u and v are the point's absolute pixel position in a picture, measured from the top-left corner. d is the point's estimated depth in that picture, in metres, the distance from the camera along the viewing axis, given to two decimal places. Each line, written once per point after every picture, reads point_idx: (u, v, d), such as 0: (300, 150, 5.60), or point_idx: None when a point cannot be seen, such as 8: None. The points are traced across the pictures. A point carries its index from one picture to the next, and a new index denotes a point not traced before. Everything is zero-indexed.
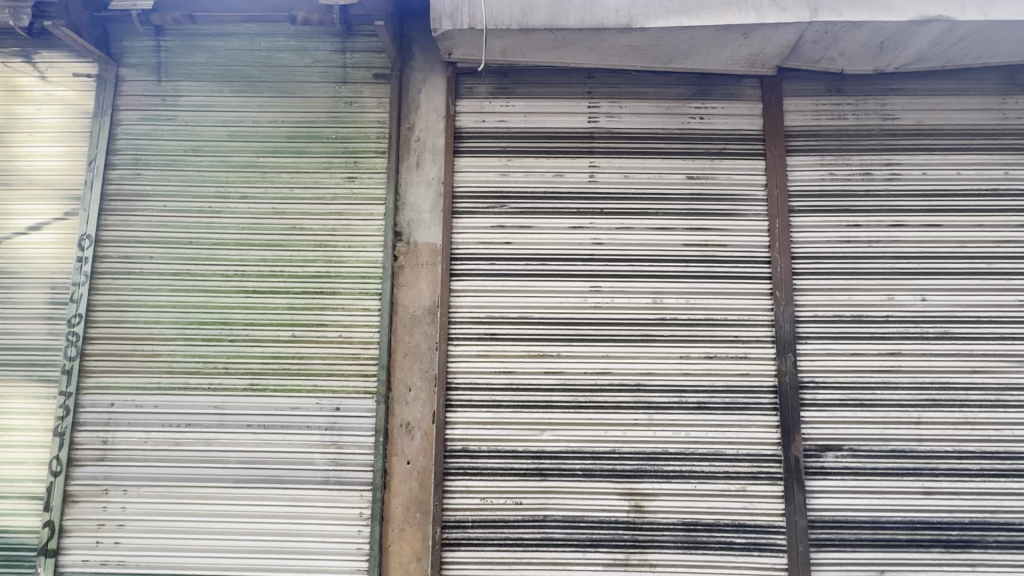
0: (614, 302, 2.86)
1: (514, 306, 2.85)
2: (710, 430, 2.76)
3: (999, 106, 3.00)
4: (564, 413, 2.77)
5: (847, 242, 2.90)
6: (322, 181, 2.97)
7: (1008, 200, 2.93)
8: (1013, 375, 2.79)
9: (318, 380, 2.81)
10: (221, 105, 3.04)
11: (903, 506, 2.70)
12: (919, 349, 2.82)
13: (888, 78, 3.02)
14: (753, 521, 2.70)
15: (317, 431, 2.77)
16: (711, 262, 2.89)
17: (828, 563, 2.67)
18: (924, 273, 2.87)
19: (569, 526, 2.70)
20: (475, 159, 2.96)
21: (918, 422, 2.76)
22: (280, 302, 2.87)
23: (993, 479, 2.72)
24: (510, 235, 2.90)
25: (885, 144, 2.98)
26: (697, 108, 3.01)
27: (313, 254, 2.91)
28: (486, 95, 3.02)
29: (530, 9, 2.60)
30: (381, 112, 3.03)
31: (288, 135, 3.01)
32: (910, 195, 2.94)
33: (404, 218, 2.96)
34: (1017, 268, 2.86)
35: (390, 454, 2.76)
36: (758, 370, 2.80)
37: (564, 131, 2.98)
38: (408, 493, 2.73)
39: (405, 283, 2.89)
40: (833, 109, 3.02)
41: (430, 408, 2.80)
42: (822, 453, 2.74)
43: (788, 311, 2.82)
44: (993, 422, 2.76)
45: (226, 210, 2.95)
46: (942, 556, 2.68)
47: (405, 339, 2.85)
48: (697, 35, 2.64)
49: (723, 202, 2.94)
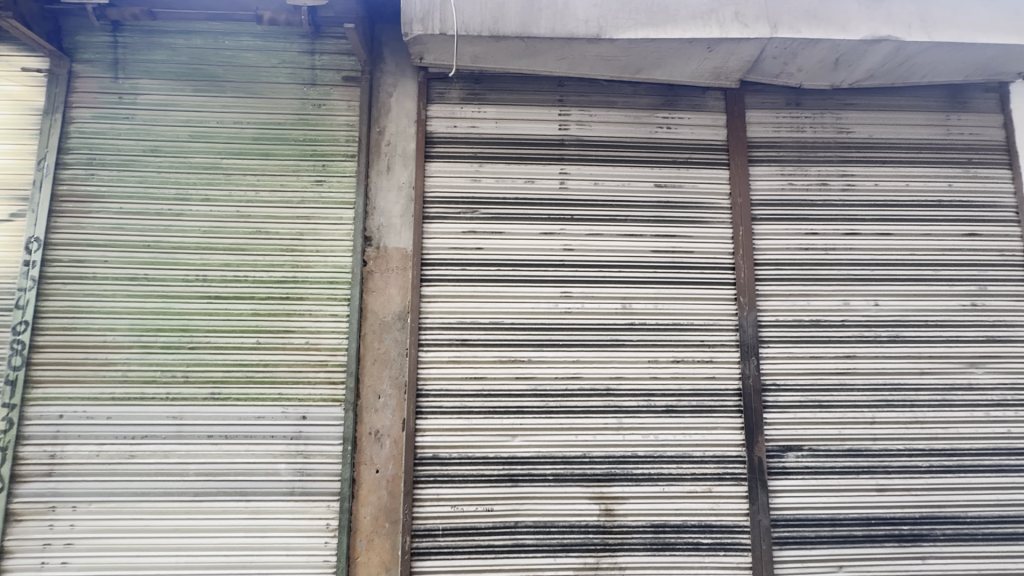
0: (584, 308, 2.89)
1: (485, 312, 2.84)
2: (677, 433, 2.81)
3: (944, 123, 3.19)
4: (534, 418, 2.77)
5: (806, 249, 3.01)
6: (288, 184, 2.91)
7: (952, 210, 3.10)
8: (958, 376, 2.95)
9: (283, 388, 2.73)
10: (183, 104, 2.94)
11: (859, 504, 2.81)
12: (873, 353, 2.95)
13: (843, 94, 3.17)
14: (718, 521, 2.76)
15: (282, 441, 2.70)
16: (677, 268, 2.96)
17: (789, 560, 2.76)
18: (876, 280, 3.01)
19: (540, 531, 2.70)
20: (446, 164, 2.95)
21: (872, 422, 2.88)
22: (244, 308, 2.79)
23: (940, 475, 2.86)
24: (481, 240, 2.90)
25: (840, 156, 3.12)
26: (664, 118, 3.09)
27: (278, 259, 2.84)
28: (457, 101, 3.01)
29: (501, 17, 2.60)
30: (351, 115, 2.98)
31: (253, 137, 2.94)
32: (864, 205, 3.08)
33: (374, 223, 2.92)
34: (960, 275, 3.04)
35: (359, 462, 2.71)
36: (723, 373, 2.88)
37: (534, 137, 3.01)
38: (377, 503, 2.68)
39: (375, 288, 2.85)
40: (792, 121, 3.14)
41: (400, 415, 2.76)
42: (784, 454, 2.83)
43: (750, 316, 2.91)
44: (940, 421, 2.91)
45: (186, 213, 2.86)
46: (895, 550, 2.80)
47: (374, 346, 2.81)
48: (664, 47, 2.71)
49: (689, 210, 3.01)
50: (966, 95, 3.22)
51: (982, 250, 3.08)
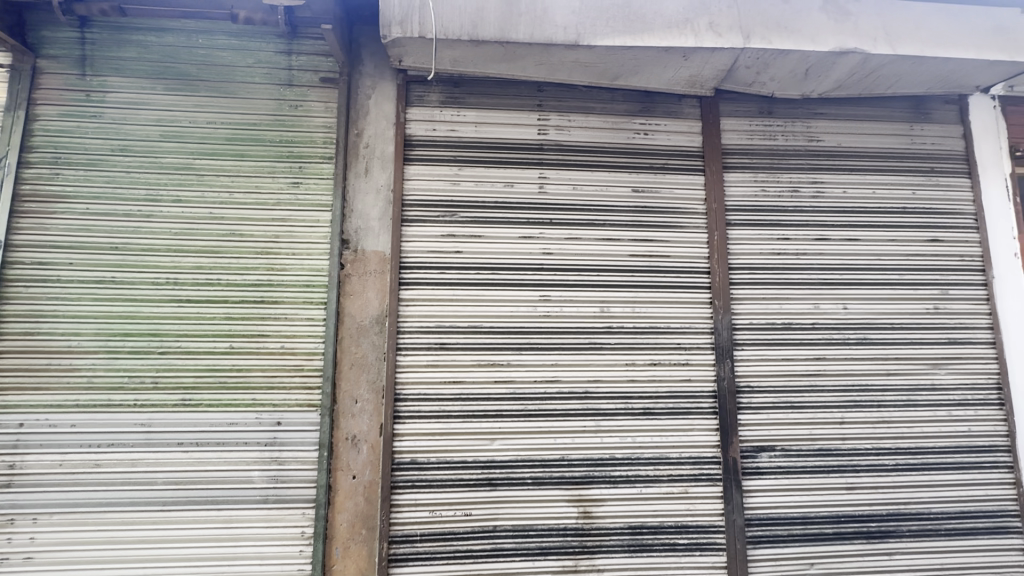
0: (563, 311, 2.91)
1: (464, 316, 2.84)
2: (654, 435, 2.85)
3: (908, 133, 3.31)
4: (513, 421, 2.77)
5: (778, 254, 3.09)
6: (263, 186, 2.86)
7: (916, 217, 3.22)
8: (922, 376, 3.06)
9: (257, 393, 2.68)
10: (154, 103, 2.87)
11: (829, 502, 2.89)
12: (842, 355, 3.03)
13: (813, 103, 3.27)
14: (694, 522, 2.80)
15: (255, 448, 2.64)
16: (654, 272, 3.00)
17: (763, 559, 2.81)
18: (845, 283, 3.11)
19: (518, 535, 2.69)
20: (425, 167, 2.94)
21: (841, 422, 2.97)
22: (216, 312, 2.73)
23: (906, 473, 2.96)
24: (460, 244, 2.90)
25: (810, 164, 3.21)
26: (642, 124, 3.13)
27: (253, 262, 2.79)
28: (436, 104, 3.01)
29: (480, 21, 2.61)
30: (328, 116, 2.95)
31: (227, 138, 2.89)
32: (833, 211, 3.18)
33: (351, 225, 2.89)
34: (924, 279, 3.15)
35: (335, 468, 2.67)
36: (699, 375, 2.93)
37: (513, 142, 3.02)
38: (354, 509, 2.65)
39: (352, 291, 2.82)
40: (765, 129, 3.22)
41: (378, 420, 2.73)
42: (757, 454, 2.89)
43: (725, 319, 2.97)
44: (906, 420, 3.01)
45: (156, 215, 2.78)
46: (863, 547, 2.88)
47: (351, 350, 2.77)
48: (641, 55, 2.75)
49: (666, 215, 3.06)
50: (928, 106, 3.35)
51: (944, 255, 3.20)
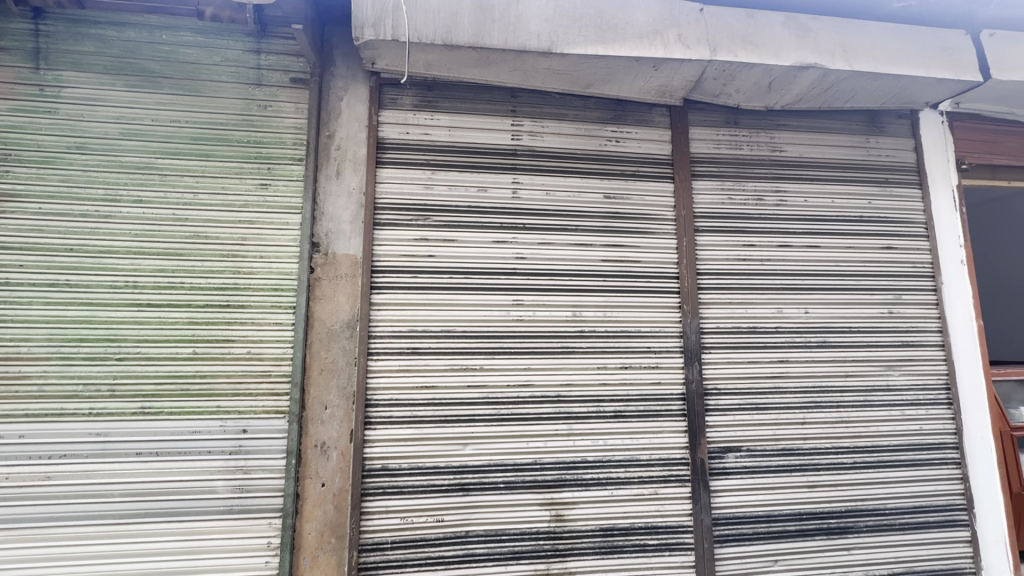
0: (535, 316, 2.93)
1: (437, 320, 2.83)
2: (625, 438, 2.89)
3: (864, 145, 3.46)
4: (486, 426, 2.77)
5: (743, 260, 3.20)
6: (230, 187, 2.78)
7: (871, 225, 3.37)
8: (877, 378, 3.20)
9: (221, 401, 2.60)
10: (114, 100, 2.77)
11: (792, 500, 2.98)
12: (804, 357, 3.15)
13: (776, 115, 3.39)
14: (664, 523, 2.85)
15: (219, 456, 2.56)
16: (625, 277, 3.05)
17: (729, 557, 2.88)
18: (807, 289, 3.23)
19: (490, 540, 2.69)
20: (398, 171, 2.92)
21: (803, 423, 3.07)
22: (179, 317, 2.64)
23: (862, 470, 3.08)
24: (433, 248, 2.89)
25: (773, 173, 3.33)
26: (613, 131, 3.18)
27: (218, 265, 2.71)
28: (409, 108, 2.99)
29: (454, 26, 2.62)
30: (298, 118, 2.90)
31: (192, 137, 2.80)
32: (795, 219, 3.30)
33: (322, 228, 2.84)
34: (879, 285, 3.31)
35: (303, 476, 2.62)
36: (668, 378, 2.99)
37: (487, 147, 3.03)
38: (323, 518, 2.60)
39: (322, 295, 2.78)
40: (731, 139, 3.32)
41: (348, 426, 2.69)
42: (724, 454, 2.97)
43: (693, 323, 3.05)
44: (863, 420, 3.14)
45: (115, 215, 2.68)
46: (824, 543, 2.98)
47: (321, 355, 2.72)
48: (613, 64, 2.81)
49: (636, 221, 3.12)
50: (883, 120, 3.52)
51: (898, 262, 3.36)
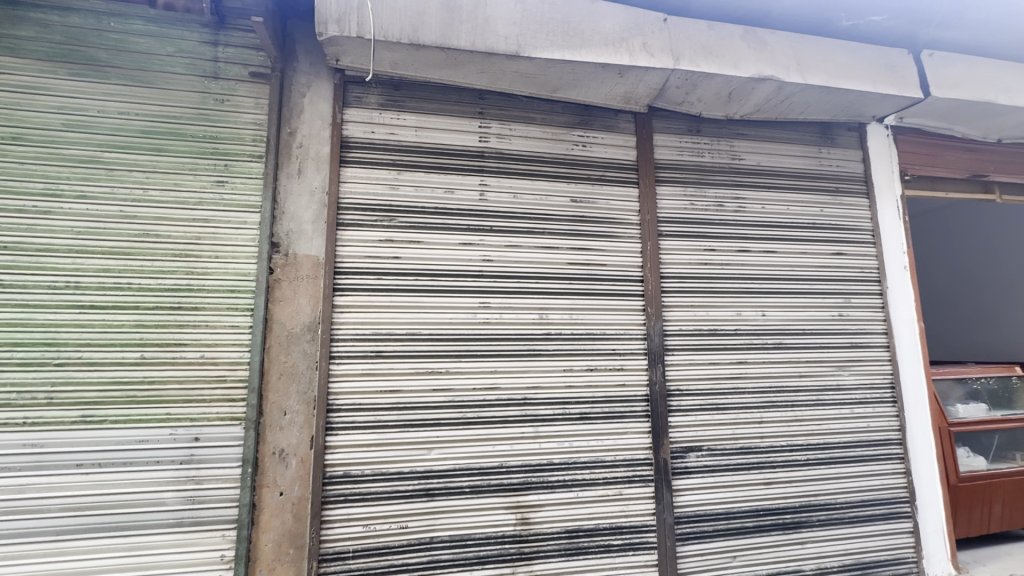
0: (502, 318, 2.92)
1: (402, 323, 2.78)
2: (591, 439, 2.92)
3: (817, 155, 3.62)
4: (451, 430, 2.74)
5: (704, 264, 3.29)
6: (183, 184, 2.66)
7: (824, 232, 3.53)
8: (828, 378, 3.34)
9: (172, 407, 2.47)
10: (55, 88, 2.60)
11: (749, 497, 3.08)
12: (761, 358, 3.26)
13: (736, 124, 3.50)
14: (628, 522, 2.89)
15: (169, 467, 2.43)
16: (591, 280, 3.08)
17: (690, 554, 2.95)
18: (764, 292, 3.35)
19: (455, 545, 2.66)
20: (362, 171, 2.86)
21: (761, 421, 3.18)
22: (126, 319, 2.50)
23: (815, 467, 3.21)
24: (398, 249, 2.84)
25: (733, 181, 3.44)
26: (580, 136, 3.22)
27: (170, 265, 2.58)
28: (375, 106, 2.93)
29: (421, 25, 2.59)
30: (258, 113, 2.80)
31: (142, 131, 2.66)
32: (753, 225, 3.42)
33: (282, 228, 2.75)
34: (830, 289, 3.46)
35: (260, 485, 2.52)
36: (632, 380, 3.03)
37: (454, 148, 3.00)
38: (280, 528, 2.51)
39: (282, 298, 2.68)
40: (693, 146, 3.41)
41: (308, 432, 2.61)
42: (686, 454, 3.04)
43: (657, 326, 3.12)
44: (815, 418, 3.27)
45: (55, 211, 2.51)
46: (780, 538, 3.08)
47: (280, 359, 2.63)
48: (580, 70, 2.84)
49: (602, 225, 3.16)
50: (834, 132, 3.69)
51: (847, 267, 3.53)
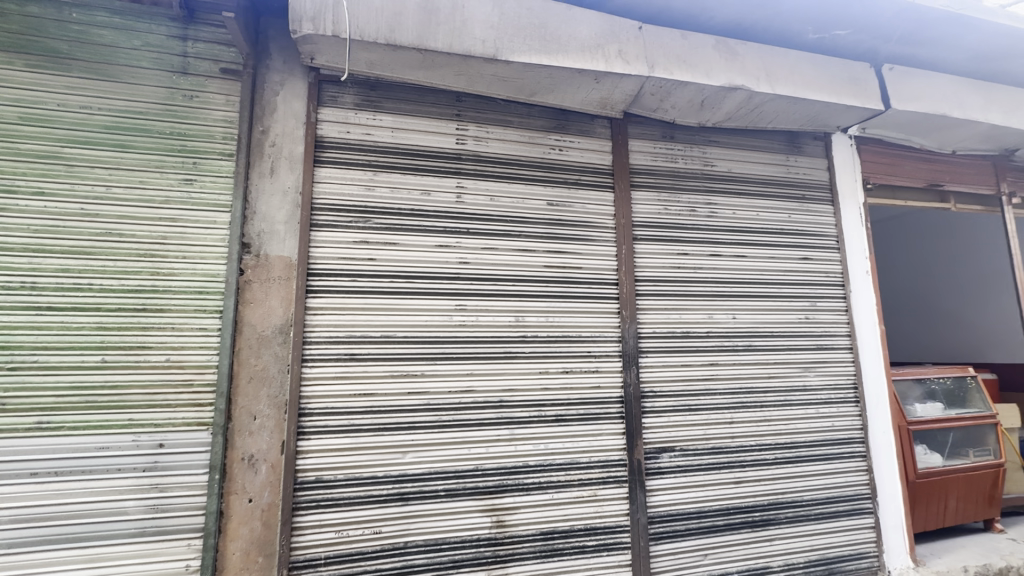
0: (478, 321, 2.92)
1: (377, 325, 2.75)
2: (566, 441, 2.94)
3: (785, 163, 3.74)
4: (426, 433, 2.72)
5: (677, 267, 3.35)
6: (150, 182, 2.58)
7: (791, 237, 3.65)
8: (795, 378, 3.45)
9: (135, 413, 2.39)
10: (11, 80, 2.49)
11: (720, 496, 3.15)
12: (732, 360, 3.34)
13: (708, 131, 3.59)
14: (602, 523, 2.91)
15: (132, 474, 2.35)
16: (567, 283, 3.11)
17: (663, 554, 2.99)
18: (734, 296, 3.43)
19: (430, 550, 2.64)
20: (337, 171, 2.83)
21: (731, 422, 3.26)
22: (86, 321, 2.40)
23: (783, 465, 3.30)
24: (373, 251, 2.81)
25: (705, 187, 3.52)
26: (557, 140, 3.24)
27: (134, 265, 2.49)
28: (351, 106, 2.89)
29: (398, 26, 2.58)
30: (229, 111, 2.73)
31: (106, 125, 2.57)
32: (724, 230, 3.50)
33: (253, 228, 2.69)
34: (797, 292, 3.57)
35: (228, 492, 2.45)
36: (607, 382, 3.07)
37: (431, 149, 2.99)
38: (249, 536, 2.45)
39: (253, 300, 2.62)
40: (667, 152, 3.48)
41: (279, 437, 2.55)
42: (659, 455, 3.09)
43: (631, 328, 3.16)
44: (783, 418, 3.37)
45: (9, 208, 2.40)
46: (749, 535, 3.16)
47: (250, 362, 2.57)
48: (556, 75, 2.88)
49: (578, 228, 3.19)
50: (801, 141, 3.82)
51: (814, 272, 3.65)
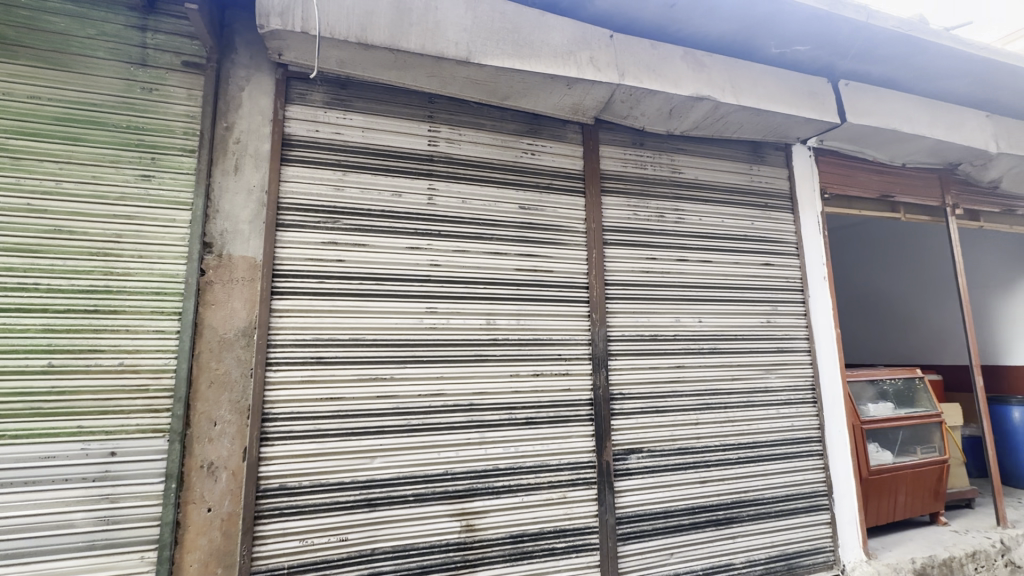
0: (448, 323, 2.90)
1: (345, 328, 2.69)
2: (536, 444, 2.95)
3: (749, 172, 3.87)
4: (395, 438, 2.68)
5: (646, 272, 3.42)
6: (104, 177, 2.46)
7: (754, 243, 3.77)
8: (757, 380, 3.56)
9: (84, 419, 2.27)
10: None
11: (686, 496, 3.22)
12: (698, 363, 3.43)
13: (676, 140, 3.68)
14: (571, 525, 2.93)
15: (81, 485, 2.23)
16: (538, 286, 3.13)
17: (631, 554, 3.04)
18: (700, 300, 3.53)
19: (398, 556, 2.59)
20: (305, 170, 2.77)
21: (697, 423, 3.34)
22: (31, 324, 2.27)
23: (746, 464, 3.41)
24: (342, 252, 2.76)
25: (673, 193, 3.60)
26: (529, 144, 3.27)
27: (85, 264, 2.37)
28: (320, 105, 2.84)
29: (369, 25, 2.54)
30: (191, 105, 2.64)
31: (56, 117, 2.44)
32: (691, 235, 3.60)
33: (215, 227, 2.60)
34: (759, 297, 3.70)
35: (185, 501, 2.36)
36: (577, 385, 3.10)
37: (402, 150, 2.96)
38: (208, 547, 2.36)
39: (214, 301, 2.54)
40: (637, 159, 3.55)
41: (241, 444, 2.47)
42: (627, 456, 3.13)
43: (601, 331, 3.21)
44: (746, 418, 3.48)
45: None
46: (713, 533, 3.24)
47: (210, 366, 2.48)
48: (529, 80, 2.90)
49: (550, 232, 3.22)
50: (764, 151, 3.96)
51: (775, 277, 3.79)
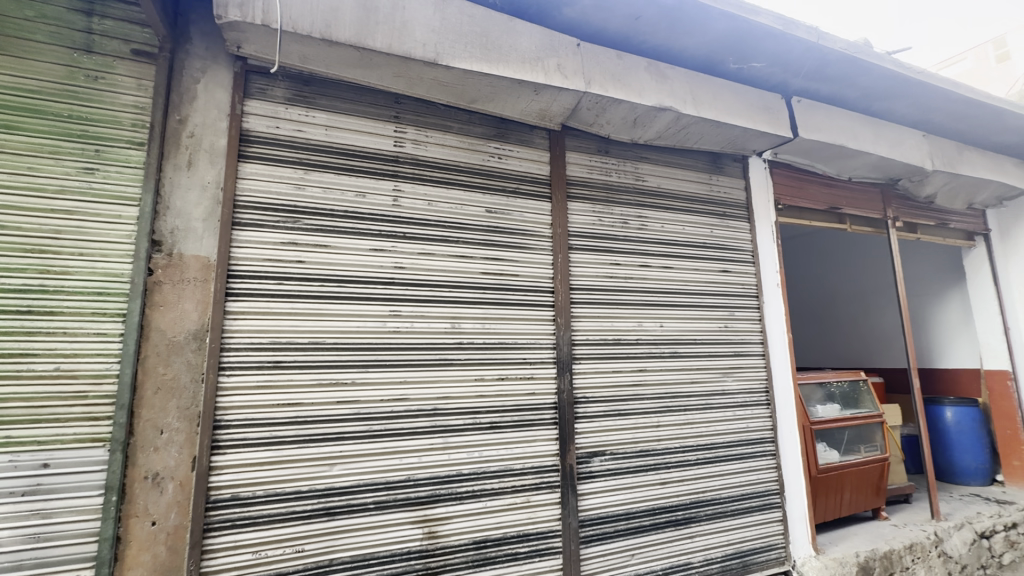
0: (412, 327, 2.86)
1: (305, 331, 2.61)
2: (501, 448, 2.94)
3: (708, 181, 4.00)
4: (356, 444, 2.61)
5: (610, 277, 3.48)
6: (41, 169, 2.30)
7: (713, 251, 3.90)
8: (715, 383, 3.68)
9: (13, 429, 2.10)
10: None
11: (647, 497, 3.28)
12: (659, 367, 3.51)
13: (640, 148, 3.77)
14: (535, 529, 2.93)
15: (7, 500, 2.06)
16: (504, 290, 3.13)
17: (593, 556, 3.06)
18: (662, 305, 3.61)
19: (357, 566, 2.53)
20: (264, 167, 2.67)
21: (658, 425, 3.41)
22: None
23: (704, 465, 3.51)
24: (302, 253, 2.68)
25: (637, 200, 3.69)
26: (496, 148, 3.27)
27: (18, 262, 2.21)
28: (281, 100, 2.75)
29: (334, 21, 2.48)
30: (141, 96, 2.50)
31: None
32: (653, 242, 3.69)
33: (165, 225, 2.47)
34: (717, 303, 3.83)
35: (127, 515, 2.22)
36: (542, 389, 3.11)
37: (367, 150, 2.90)
38: (151, 564, 2.22)
39: (163, 302, 2.41)
40: (602, 166, 3.61)
41: (189, 453, 2.34)
42: (590, 459, 3.17)
43: (565, 335, 3.23)
44: (705, 419, 3.58)
45: None
46: (672, 533, 3.31)
47: (157, 371, 2.35)
48: (496, 84, 2.90)
49: (516, 236, 3.23)
50: (723, 162, 4.11)
51: (732, 284, 3.92)
